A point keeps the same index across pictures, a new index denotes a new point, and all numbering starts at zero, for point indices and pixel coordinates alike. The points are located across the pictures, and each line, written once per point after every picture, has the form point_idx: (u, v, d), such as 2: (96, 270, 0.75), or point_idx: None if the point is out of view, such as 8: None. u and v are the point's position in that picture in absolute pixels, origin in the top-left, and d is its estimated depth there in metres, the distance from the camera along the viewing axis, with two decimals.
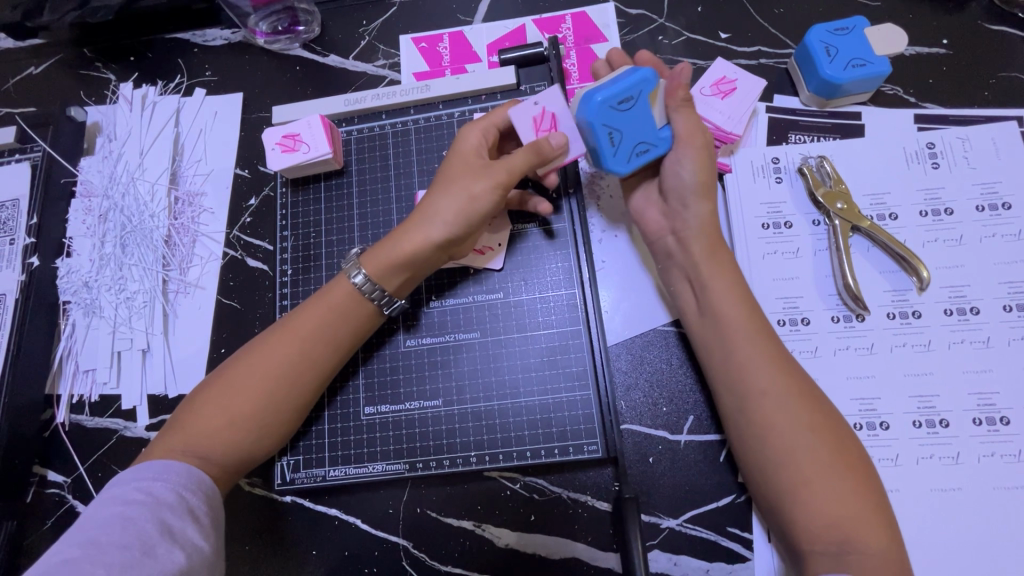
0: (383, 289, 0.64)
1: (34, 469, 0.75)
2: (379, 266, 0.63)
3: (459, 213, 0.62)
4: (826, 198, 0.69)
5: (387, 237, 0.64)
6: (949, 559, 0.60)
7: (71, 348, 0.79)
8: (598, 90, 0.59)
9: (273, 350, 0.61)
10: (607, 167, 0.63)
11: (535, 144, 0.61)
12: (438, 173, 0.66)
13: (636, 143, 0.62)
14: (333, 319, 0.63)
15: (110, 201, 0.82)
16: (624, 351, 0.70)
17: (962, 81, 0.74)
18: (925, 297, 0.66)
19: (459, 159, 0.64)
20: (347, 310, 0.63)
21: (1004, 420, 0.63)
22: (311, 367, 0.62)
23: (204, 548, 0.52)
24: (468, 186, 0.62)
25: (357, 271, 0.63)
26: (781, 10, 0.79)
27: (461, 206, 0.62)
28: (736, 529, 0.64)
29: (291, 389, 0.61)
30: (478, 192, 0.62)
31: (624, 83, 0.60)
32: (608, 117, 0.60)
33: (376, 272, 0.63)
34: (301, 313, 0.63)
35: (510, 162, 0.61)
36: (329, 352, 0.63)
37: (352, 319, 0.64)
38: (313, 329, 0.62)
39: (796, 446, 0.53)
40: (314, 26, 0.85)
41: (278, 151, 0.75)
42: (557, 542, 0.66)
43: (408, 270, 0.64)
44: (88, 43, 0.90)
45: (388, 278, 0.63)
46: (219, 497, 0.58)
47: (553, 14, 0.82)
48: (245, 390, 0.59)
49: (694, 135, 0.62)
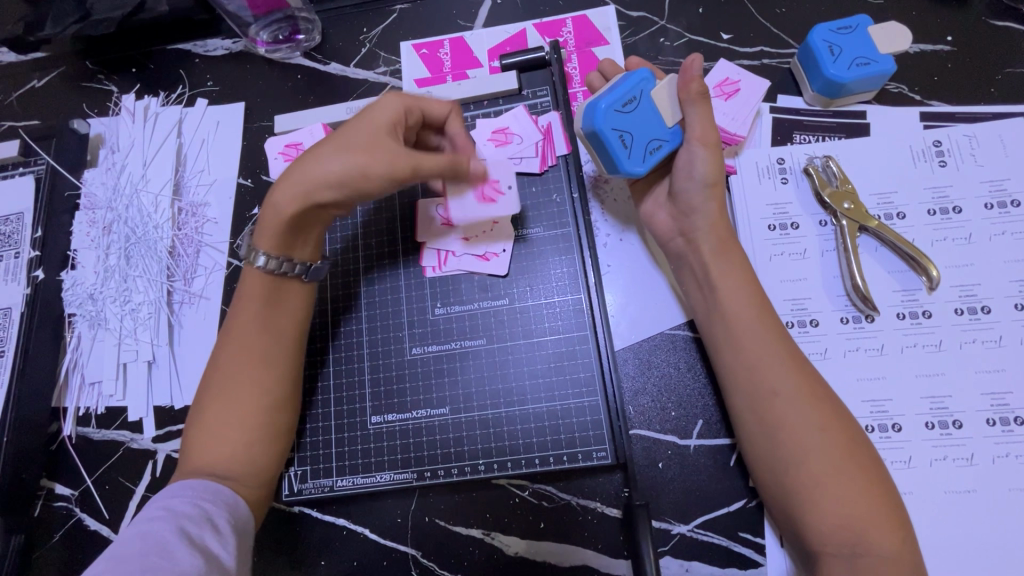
0: (289, 259, 0.63)
1: (41, 483, 0.75)
2: (275, 239, 0.62)
3: (346, 181, 0.59)
4: (832, 198, 0.68)
5: (274, 188, 0.61)
6: (966, 562, 0.59)
7: (76, 360, 0.79)
8: (602, 98, 0.62)
9: (232, 353, 0.62)
10: (625, 171, 0.63)
11: (453, 161, 0.61)
12: (342, 129, 0.61)
13: (648, 142, 0.63)
14: (265, 306, 0.63)
15: (114, 212, 0.82)
16: (632, 356, 0.70)
17: (967, 78, 0.73)
18: (935, 297, 0.66)
19: (368, 120, 0.60)
20: (270, 293, 0.64)
21: (1018, 419, 0.62)
22: (270, 363, 0.62)
23: (226, 560, 0.50)
24: (365, 154, 0.58)
25: (257, 255, 0.63)
26: (783, 10, 0.78)
27: (352, 175, 0.58)
28: (748, 534, 0.64)
29: (262, 388, 0.61)
30: (374, 162, 0.58)
31: (624, 87, 0.62)
32: (617, 121, 0.62)
33: (272, 244, 0.62)
34: (240, 308, 0.64)
35: (420, 158, 0.59)
36: (278, 343, 0.63)
37: (278, 307, 0.64)
38: (256, 322, 0.63)
39: (809, 449, 0.52)
40: (315, 34, 0.85)
41: (282, 160, 0.79)
42: (567, 549, 0.66)
43: (291, 230, 0.62)
44: (91, 55, 0.90)
45: (283, 245, 0.63)
46: (249, 518, 0.57)
47: (554, 18, 0.82)
48: (220, 400, 0.60)
49: (709, 126, 0.61)
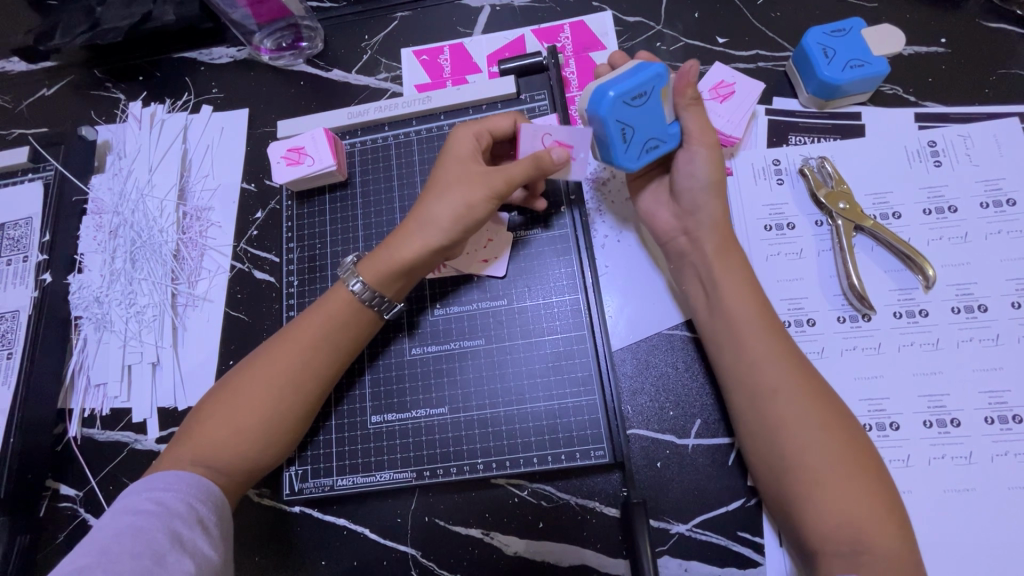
0: (383, 295, 0.64)
1: (46, 484, 0.76)
2: (378, 273, 0.64)
3: (456, 220, 0.62)
4: (828, 198, 0.69)
5: (386, 243, 0.65)
6: (964, 561, 0.59)
7: (82, 362, 0.80)
8: (611, 88, 0.58)
9: (275, 361, 0.61)
10: (619, 163, 0.63)
11: (537, 157, 0.61)
12: (435, 177, 0.65)
13: (648, 138, 0.62)
14: (332, 326, 0.63)
15: (120, 217, 0.83)
16: (630, 356, 0.70)
17: (961, 79, 0.74)
18: (931, 296, 0.66)
19: (454, 163, 0.65)
20: (347, 320, 0.64)
21: (1016, 418, 0.62)
22: (316, 376, 0.62)
23: (213, 557, 0.53)
24: (466, 194, 0.62)
25: (354, 280, 0.64)
26: (778, 14, 0.79)
27: (459, 214, 0.62)
28: (747, 533, 0.64)
29: (297, 398, 0.61)
30: (476, 199, 0.62)
31: (638, 80, 0.58)
32: (623, 113, 0.59)
33: (375, 280, 0.64)
34: (302, 323, 0.64)
35: (511, 173, 0.62)
36: (332, 358, 0.63)
37: (349, 328, 0.64)
38: (317, 336, 0.63)
39: (807, 445, 0.52)
40: (317, 41, 0.87)
41: (283, 164, 0.76)
42: (567, 549, 0.66)
43: (410, 276, 0.65)
44: (99, 64, 0.92)
45: (388, 284, 0.64)
46: (229, 507, 0.59)
47: (552, 24, 0.83)
48: (239, 399, 0.60)
49: (705, 133, 0.62)
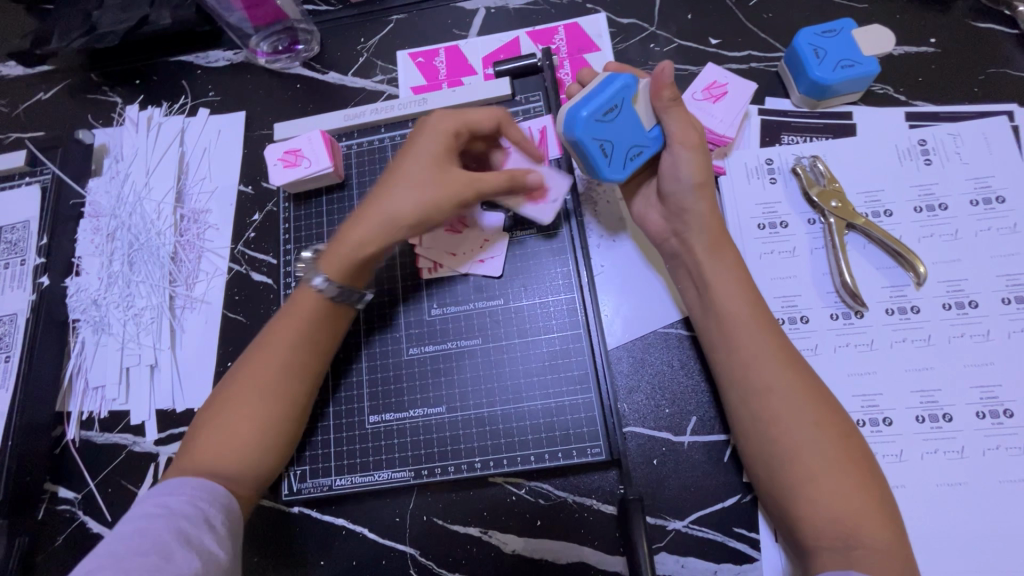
0: (351, 288, 0.65)
1: (45, 486, 0.76)
2: (345, 267, 0.64)
3: (420, 221, 0.63)
4: (820, 197, 0.70)
5: (346, 233, 0.64)
6: (957, 554, 0.59)
7: (80, 365, 0.81)
8: (583, 106, 0.60)
9: (265, 364, 0.62)
10: (605, 177, 0.64)
11: (511, 177, 0.65)
12: (401, 168, 0.64)
13: (629, 148, 0.63)
14: (312, 326, 0.64)
15: (117, 220, 0.84)
16: (625, 353, 0.71)
17: (951, 78, 0.74)
18: (923, 293, 0.67)
19: (426, 158, 0.63)
20: (324, 320, 0.65)
21: (1007, 412, 0.62)
22: (302, 374, 0.63)
23: (222, 557, 0.53)
24: (435, 195, 0.63)
25: (318, 275, 0.64)
26: (770, 15, 0.80)
27: (423, 213, 0.63)
28: (743, 529, 0.64)
29: (290, 398, 0.62)
30: (446, 202, 0.63)
31: (604, 97, 0.60)
32: (597, 130, 0.61)
33: (342, 273, 0.63)
34: (282, 322, 0.64)
35: (484, 185, 0.64)
36: (315, 357, 0.64)
37: (326, 326, 0.65)
38: (298, 335, 0.63)
39: (800, 441, 0.53)
40: (313, 44, 0.87)
41: (279, 166, 0.76)
42: (564, 546, 0.66)
43: (365, 269, 0.65)
44: (96, 68, 0.92)
45: (352, 278, 0.64)
46: (240, 513, 0.59)
47: (546, 26, 0.84)
48: (236, 404, 0.60)
49: (686, 132, 0.62)
